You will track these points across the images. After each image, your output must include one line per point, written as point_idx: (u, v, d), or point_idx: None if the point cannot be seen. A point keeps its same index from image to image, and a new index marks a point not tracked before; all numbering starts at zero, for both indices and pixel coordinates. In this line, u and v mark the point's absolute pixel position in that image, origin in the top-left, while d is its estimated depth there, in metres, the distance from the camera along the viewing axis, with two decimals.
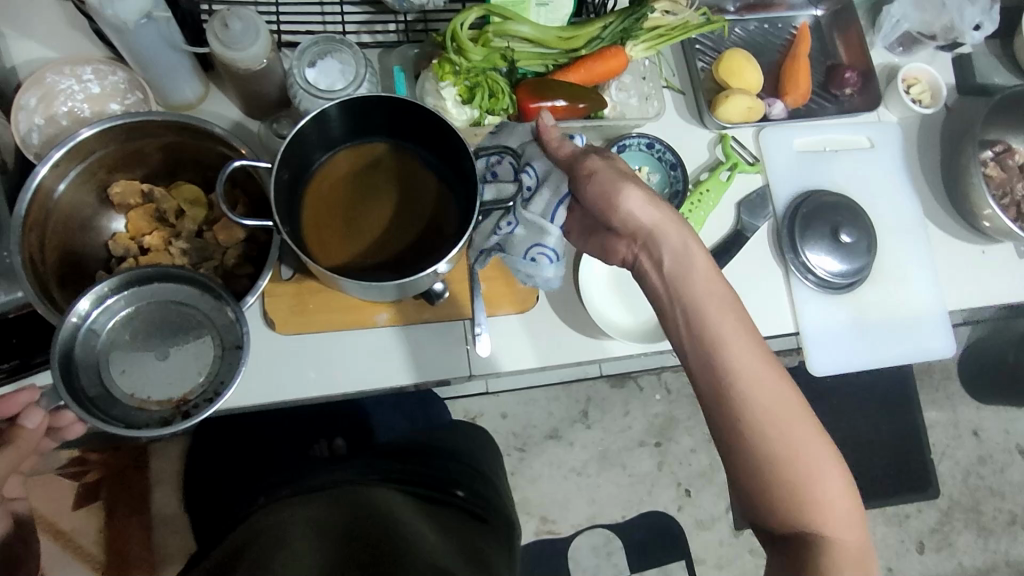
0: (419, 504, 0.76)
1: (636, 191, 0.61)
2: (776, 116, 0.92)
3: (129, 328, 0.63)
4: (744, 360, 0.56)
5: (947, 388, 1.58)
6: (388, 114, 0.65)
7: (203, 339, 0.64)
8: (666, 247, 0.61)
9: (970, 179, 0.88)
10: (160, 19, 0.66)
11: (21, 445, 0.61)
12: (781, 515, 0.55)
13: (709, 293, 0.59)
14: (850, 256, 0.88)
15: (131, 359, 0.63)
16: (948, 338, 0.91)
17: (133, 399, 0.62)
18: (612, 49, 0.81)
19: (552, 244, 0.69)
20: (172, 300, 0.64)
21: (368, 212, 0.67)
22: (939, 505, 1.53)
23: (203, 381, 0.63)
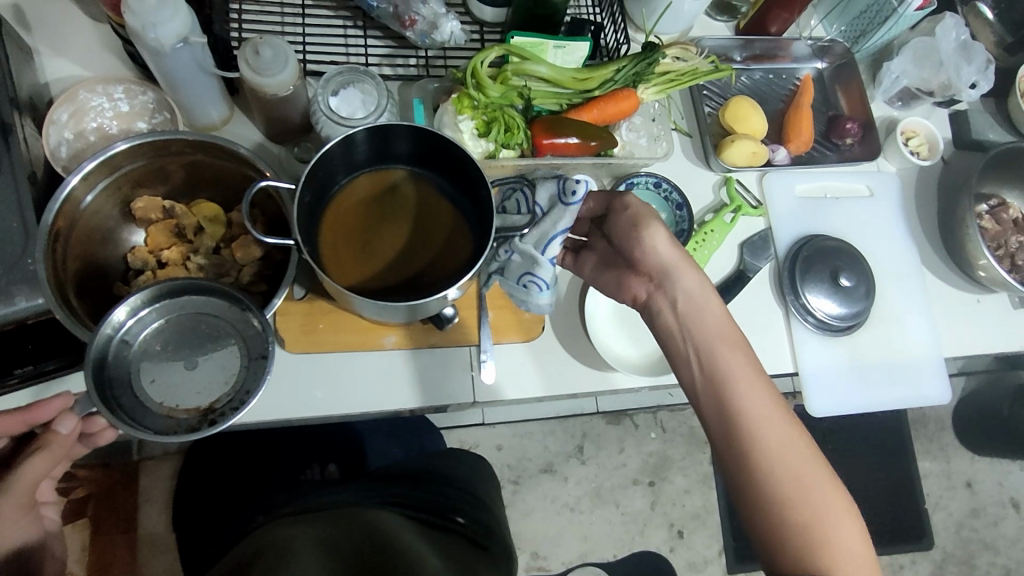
0: (418, 528, 0.76)
1: (664, 231, 0.64)
2: (779, 161, 0.94)
3: (160, 339, 0.65)
4: (756, 402, 0.58)
5: (940, 438, 1.59)
6: (410, 142, 0.67)
7: (231, 349, 0.66)
8: (685, 286, 0.64)
9: (966, 231, 0.91)
10: (195, 44, 0.69)
11: (56, 450, 0.60)
12: (793, 559, 0.54)
13: (723, 335, 0.61)
14: (849, 300, 0.90)
15: (161, 369, 0.64)
16: (945, 384, 0.92)
17: (162, 408, 0.63)
18: (625, 91, 0.84)
19: (543, 274, 0.69)
20: (201, 313, 0.67)
21: (384, 235, 0.69)
22: (933, 557, 1.52)
23: (230, 390, 0.64)
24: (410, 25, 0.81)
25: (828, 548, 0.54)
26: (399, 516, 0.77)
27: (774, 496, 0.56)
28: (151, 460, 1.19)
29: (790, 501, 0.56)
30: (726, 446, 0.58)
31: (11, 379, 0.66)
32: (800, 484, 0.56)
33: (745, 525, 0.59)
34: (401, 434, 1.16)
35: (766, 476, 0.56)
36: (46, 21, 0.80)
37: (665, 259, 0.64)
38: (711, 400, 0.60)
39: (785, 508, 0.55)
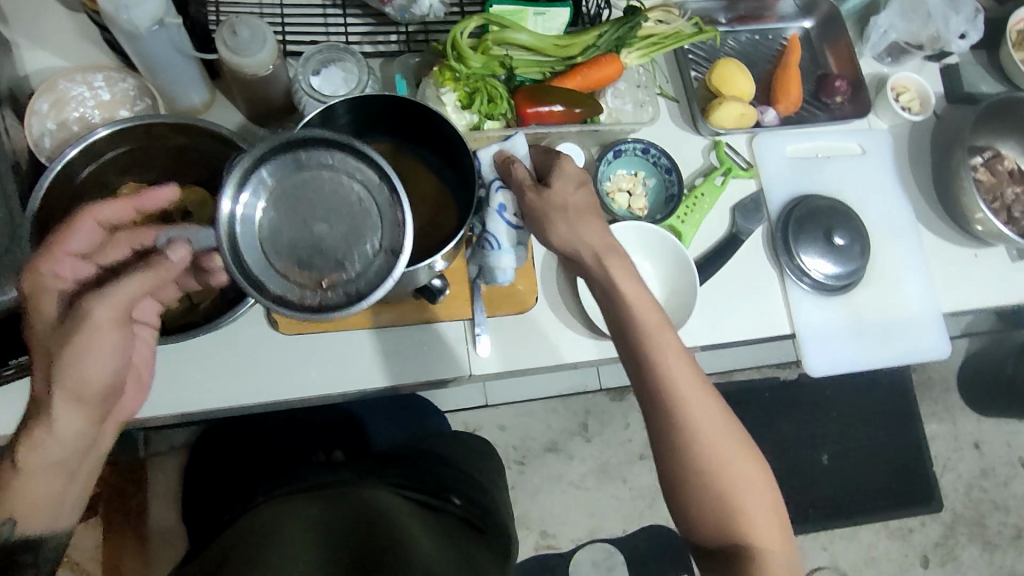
0: (415, 509, 0.76)
1: (563, 224, 0.63)
2: (768, 123, 0.93)
3: (279, 214, 0.56)
4: (682, 380, 0.60)
5: (946, 401, 1.58)
6: (393, 114, 0.70)
7: (353, 229, 0.57)
8: (609, 274, 0.63)
9: (961, 184, 0.90)
10: (170, 26, 0.68)
11: (161, 274, 0.55)
12: (709, 522, 0.60)
13: (654, 325, 0.62)
14: (844, 259, 0.89)
15: (285, 225, 0.56)
16: (943, 339, 0.92)
17: (278, 268, 0.55)
18: (608, 57, 0.83)
19: (494, 231, 0.68)
20: (321, 176, 0.57)
21: None
22: (943, 519, 1.52)
23: (352, 273, 0.56)
24: (388, 0, 0.80)
25: (738, 523, 0.59)
26: (397, 496, 0.77)
27: (698, 471, 0.60)
28: (157, 455, 1.21)
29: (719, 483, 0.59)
30: (653, 423, 0.61)
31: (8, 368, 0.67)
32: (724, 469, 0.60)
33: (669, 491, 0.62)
34: (400, 418, 1.16)
35: (699, 459, 0.60)
36: (24, 12, 0.80)
37: (585, 254, 0.64)
38: (640, 378, 0.62)
39: (706, 481, 0.59)
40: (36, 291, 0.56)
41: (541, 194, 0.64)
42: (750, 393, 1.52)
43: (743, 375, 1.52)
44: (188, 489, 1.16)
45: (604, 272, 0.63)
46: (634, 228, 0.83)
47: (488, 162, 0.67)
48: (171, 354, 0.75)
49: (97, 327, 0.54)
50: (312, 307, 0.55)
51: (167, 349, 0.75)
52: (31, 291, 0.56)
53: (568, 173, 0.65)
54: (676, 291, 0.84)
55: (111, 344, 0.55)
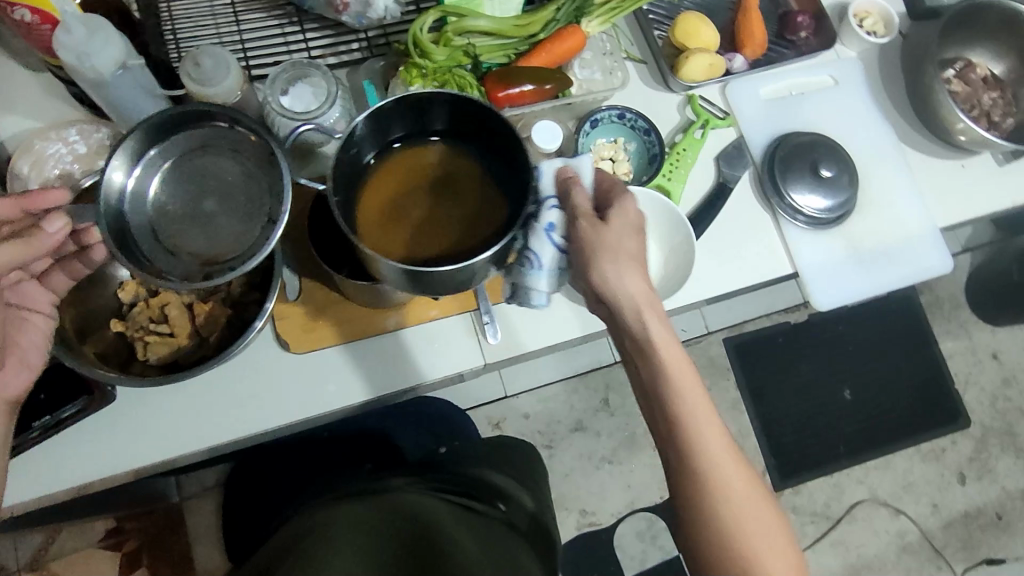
0: (456, 510, 0.75)
1: (612, 261, 0.64)
2: (737, 69, 0.94)
3: (174, 194, 0.61)
4: (699, 414, 0.62)
5: (957, 317, 1.59)
6: (451, 112, 0.63)
7: (247, 204, 0.61)
8: (640, 315, 0.64)
9: (937, 98, 0.90)
10: (134, 67, 0.69)
11: (36, 244, 0.57)
12: (715, 547, 0.61)
13: (678, 375, 0.62)
14: (835, 189, 0.89)
15: (181, 202, 0.61)
16: (945, 252, 0.92)
17: (171, 244, 0.60)
18: (568, 28, 0.83)
19: (539, 251, 0.70)
20: (221, 159, 0.62)
21: (410, 209, 0.64)
22: (974, 434, 1.53)
23: (236, 248, 0.60)
24: (343, 8, 0.80)
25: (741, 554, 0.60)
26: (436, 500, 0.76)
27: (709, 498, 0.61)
28: (192, 498, 1.26)
29: (737, 528, 0.61)
30: (670, 452, 0.63)
31: (31, 432, 0.70)
32: (743, 509, 0.61)
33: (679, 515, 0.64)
34: (428, 425, 1.18)
35: (711, 489, 0.61)
36: None
37: (622, 304, 0.64)
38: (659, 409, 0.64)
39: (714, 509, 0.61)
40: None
41: (596, 227, 0.65)
42: (764, 341, 1.53)
43: (753, 325, 1.53)
44: (230, 526, 1.18)
45: (636, 317, 0.64)
46: None
47: (547, 177, 0.69)
48: (189, 391, 0.76)
49: None
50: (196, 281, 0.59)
51: (185, 386, 0.76)
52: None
53: (627, 215, 0.66)
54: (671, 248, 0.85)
55: None
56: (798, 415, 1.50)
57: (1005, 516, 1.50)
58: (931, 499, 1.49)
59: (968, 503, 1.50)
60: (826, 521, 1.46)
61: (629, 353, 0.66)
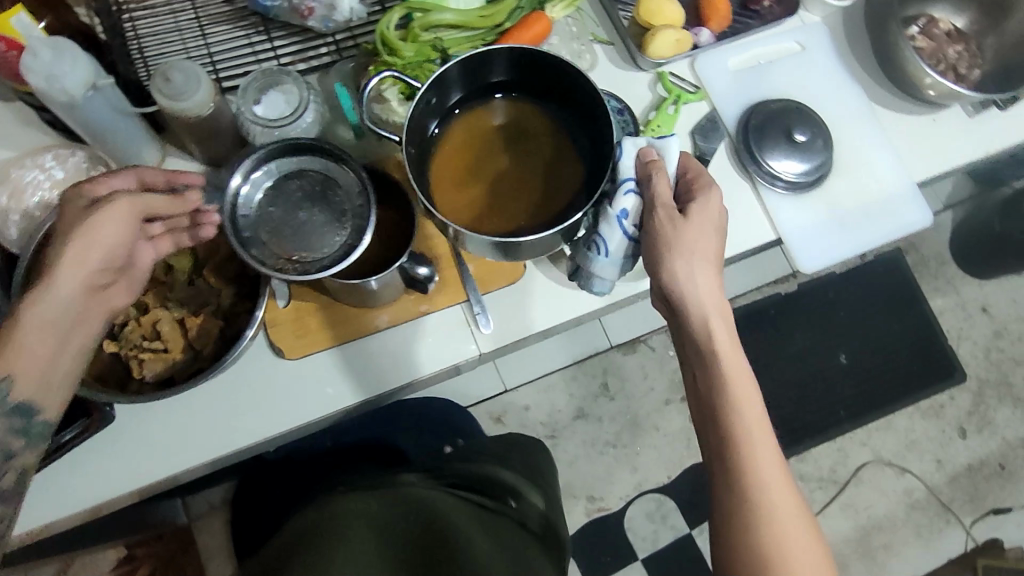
0: (472, 509, 0.75)
1: (684, 262, 0.65)
2: (706, 43, 0.94)
3: (273, 203, 0.69)
4: (750, 413, 0.63)
5: (944, 274, 1.60)
6: (506, 66, 0.74)
7: (341, 204, 0.70)
8: (701, 319, 0.65)
9: (903, 55, 0.91)
10: (104, 87, 0.69)
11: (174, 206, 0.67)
12: (752, 543, 0.59)
13: (737, 378, 0.64)
14: (809, 154, 0.90)
15: (277, 207, 0.69)
16: (923, 206, 0.93)
17: (264, 237, 0.68)
18: (534, 15, 0.84)
19: (607, 238, 0.72)
20: (318, 182, 0.70)
21: (486, 166, 0.77)
22: (970, 387, 1.54)
23: (323, 253, 0.68)
24: (309, 13, 0.81)
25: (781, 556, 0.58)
26: (453, 498, 0.76)
27: (755, 498, 0.60)
28: (200, 518, 1.27)
29: (773, 532, 0.59)
30: (717, 441, 0.63)
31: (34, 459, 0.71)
32: (786, 528, 0.59)
33: (717, 510, 0.62)
34: (427, 427, 1.23)
35: (751, 485, 0.60)
36: None
37: (689, 304, 0.65)
38: (709, 401, 0.64)
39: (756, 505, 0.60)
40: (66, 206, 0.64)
41: (671, 220, 0.66)
42: (756, 314, 1.54)
43: (745, 299, 1.54)
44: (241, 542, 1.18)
45: (699, 317, 0.65)
46: None
47: (629, 155, 0.69)
48: (190, 405, 0.76)
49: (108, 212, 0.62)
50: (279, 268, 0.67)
51: (184, 401, 0.76)
52: (63, 201, 0.64)
53: (708, 213, 0.67)
54: None
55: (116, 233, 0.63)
56: (795, 383, 1.52)
57: (1008, 466, 1.51)
58: (934, 455, 1.50)
59: (970, 457, 1.51)
60: (832, 486, 1.47)
61: (690, 355, 0.67)
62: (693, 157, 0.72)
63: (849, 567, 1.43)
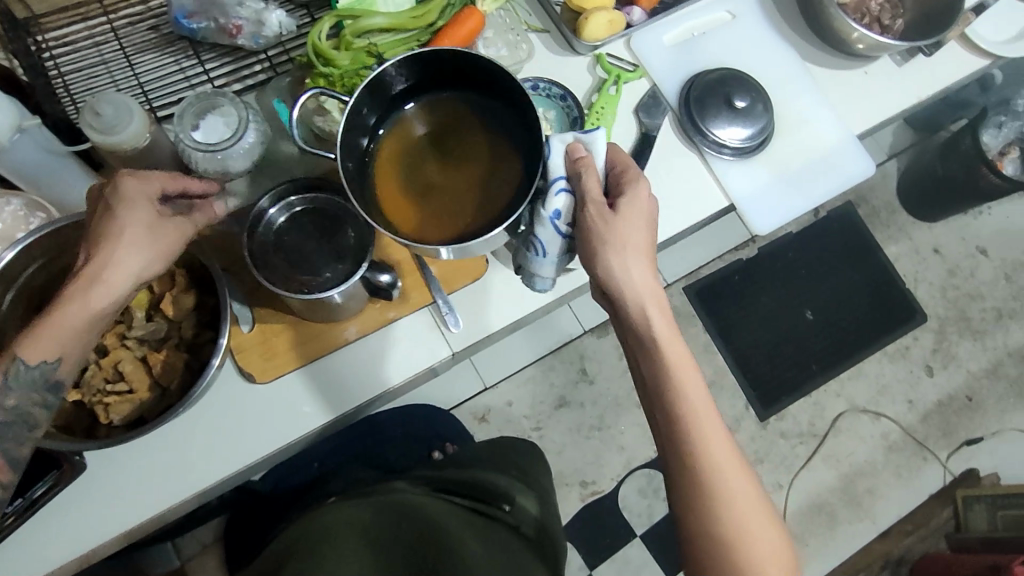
0: (464, 514, 0.77)
1: (619, 257, 0.64)
2: (638, 21, 0.95)
3: (285, 237, 0.72)
4: (695, 394, 0.63)
5: (895, 221, 1.65)
6: (417, 70, 0.70)
7: (342, 247, 0.72)
8: (640, 310, 0.64)
9: (829, 12, 0.94)
10: (30, 128, 0.67)
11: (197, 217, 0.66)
12: (713, 517, 0.61)
13: (678, 366, 0.64)
14: (751, 118, 0.92)
15: (286, 240, 0.72)
16: (865, 155, 0.96)
17: (273, 266, 0.71)
18: (465, 10, 0.84)
19: (542, 238, 0.70)
20: (325, 220, 0.73)
21: (425, 172, 0.72)
22: (932, 327, 1.60)
23: (327, 279, 0.70)
24: (237, 31, 0.80)
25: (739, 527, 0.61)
26: (445, 504, 0.78)
27: (711, 476, 0.61)
28: (193, 558, 1.25)
29: (730, 502, 0.61)
30: (667, 423, 0.64)
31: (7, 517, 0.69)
32: (741, 503, 0.61)
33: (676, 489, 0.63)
34: (414, 434, 1.23)
35: (705, 463, 0.62)
36: None
37: (628, 297, 0.64)
38: (654, 384, 0.64)
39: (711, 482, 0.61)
40: (128, 198, 0.59)
41: (605, 216, 0.65)
42: (721, 282, 1.57)
43: (709, 268, 1.57)
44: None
45: (639, 307, 0.64)
46: None
47: (558, 154, 0.67)
48: (166, 441, 0.75)
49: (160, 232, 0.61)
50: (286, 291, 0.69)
51: (159, 439, 0.75)
52: (129, 195, 0.59)
53: (637, 204, 0.66)
54: None
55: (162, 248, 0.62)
56: (767, 344, 1.55)
57: (975, 397, 1.57)
58: (906, 396, 1.55)
59: (939, 393, 1.56)
60: (813, 439, 1.51)
61: (637, 351, 0.66)
62: (619, 149, 0.71)
63: (838, 514, 1.47)
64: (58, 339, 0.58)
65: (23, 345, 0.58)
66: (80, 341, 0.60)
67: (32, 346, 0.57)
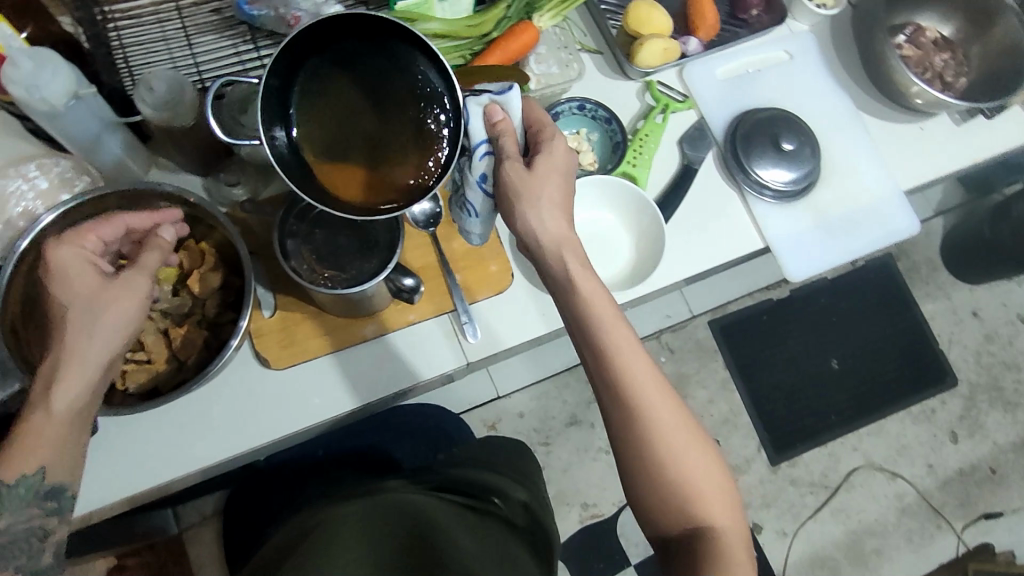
0: (459, 511, 0.74)
1: (531, 211, 0.63)
2: (693, 52, 0.94)
3: (317, 227, 0.73)
4: (613, 330, 0.63)
5: (936, 279, 1.61)
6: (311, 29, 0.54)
7: (370, 245, 0.72)
8: (567, 271, 0.65)
9: (890, 63, 0.91)
10: (87, 97, 0.69)
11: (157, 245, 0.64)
12: (653, 463, 0.60)
13: (658, 394, 0.61)
14: (797, 161, 0.90)
15: (318, 232, 0.73)
16: (911, 214, 0.94)
17: (302, 255, 0.72)
18: (522, 24, 0.84)
19: (473, 201, 0.67)
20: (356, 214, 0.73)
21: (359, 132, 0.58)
22: (962, 392, 1.55)
23: (350, 273, 0.71)
24: (295, 22, 0.80)
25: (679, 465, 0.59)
26: (438, 500, 0.75)
27: (640, 415, 0.60)
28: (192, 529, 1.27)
29: (665, 437, 0.60)
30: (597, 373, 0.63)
31: None
32: (674, 437, 0.60)
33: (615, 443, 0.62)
34: (423, 434, 1.21)
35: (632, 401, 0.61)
36: None
37: (544, 245, 0.65)
38: (582, 335, 0.64)
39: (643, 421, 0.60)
40: (64, 266, 0.59)
41: (520, 172, 0.62)
42: (749, 320, 1.54)
43: (737, 305, 1.54)
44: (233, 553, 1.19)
45: (555, 256, 0.65)
46: (584, 185, 0.85)
47: (476, 117, 0.59)
48: (177, 415, 0.76)
49: (102, 290, 0.59)
50: (310, 281, 0.71)
51: (170, 413, 0.76)
52: (64, 265, 0.59)
53: (556, 163, 0.64)
54: (643, 233, 0.86)
55: (117, 302, 0.59)
56: (787, 389, 1.52)
57: (999, 470, 1.52)
58: (925, 459, 1.51)
59: (961, 461, 1.51)
60: (824, 490, 1.47)
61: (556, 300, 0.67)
62: (533, 102, 0.67)
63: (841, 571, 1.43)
64: (38, 441, 0.56)
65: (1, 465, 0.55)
66: (64, 437, 0.57)
67: (8, 463, 0.55)
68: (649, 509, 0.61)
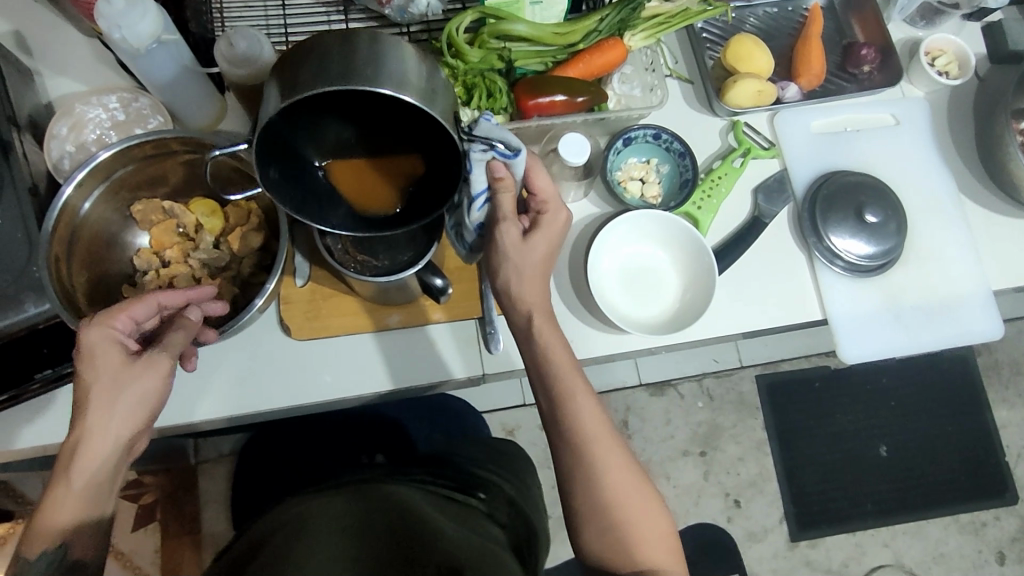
0: (435, 500, 0.71)
1: (514, 274, 0.64)
2: (790, 98, 0.88)
3: None
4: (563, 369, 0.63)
5: (1018, 385, 1.47)
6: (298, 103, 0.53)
7: (407, 238, 0.71)
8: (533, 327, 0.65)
9: (1006, 150, 0.83)
10: (169, 42, 0.71)
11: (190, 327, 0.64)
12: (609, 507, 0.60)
13: (616, 459, 0.62)
14: (879, 237, 0.84)
15: None
16: (995, 319, 0.85)
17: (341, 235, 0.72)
18: (610, 41, 0.81)
19: (468, 238, 0.67)
20: None
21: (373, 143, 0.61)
22: (1020, 512, 1.42)
23: (383, 262, 0.71)
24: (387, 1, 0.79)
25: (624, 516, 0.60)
26: (421, 491, 0.72)
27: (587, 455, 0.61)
28: (207, 462, 1.31)
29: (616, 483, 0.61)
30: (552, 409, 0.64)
31: (33, 383, 0.69)
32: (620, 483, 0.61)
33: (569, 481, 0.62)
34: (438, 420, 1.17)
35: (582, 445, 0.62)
36: (44, 41, 0.83)
37: (517, 303, 0.66)
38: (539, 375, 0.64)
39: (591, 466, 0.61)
40: (89, 348, 0.59)
41: (514, 240, 0.62)
42: (800, 384, 1.46)
43: (791, 365, 1.46)
44: (239, 509, 1.14)
45: (525, 306, 0.65)
46: (644, 217, 0.81)
47: (477, 170, 0.57)
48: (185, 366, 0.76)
49: (125, 374, 0.59)
50: (341, 262, 0.71)
51: None
52: (90, 346, 0.59)
53: (551, 235, 0.65)
54: (696, 275, 0.81)
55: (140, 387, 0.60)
56: (827, 465, 1.42)
57: None
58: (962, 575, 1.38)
59: None
60: None
61: (526, 340, 0.66)
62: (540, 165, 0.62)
63: None
64: (58, 517, 0.57)
65: (25, 539, 0.57)
66: (80, 516, 0.58)
67: (32, 537, 0.57)
68: (590, 559, 0.62)
